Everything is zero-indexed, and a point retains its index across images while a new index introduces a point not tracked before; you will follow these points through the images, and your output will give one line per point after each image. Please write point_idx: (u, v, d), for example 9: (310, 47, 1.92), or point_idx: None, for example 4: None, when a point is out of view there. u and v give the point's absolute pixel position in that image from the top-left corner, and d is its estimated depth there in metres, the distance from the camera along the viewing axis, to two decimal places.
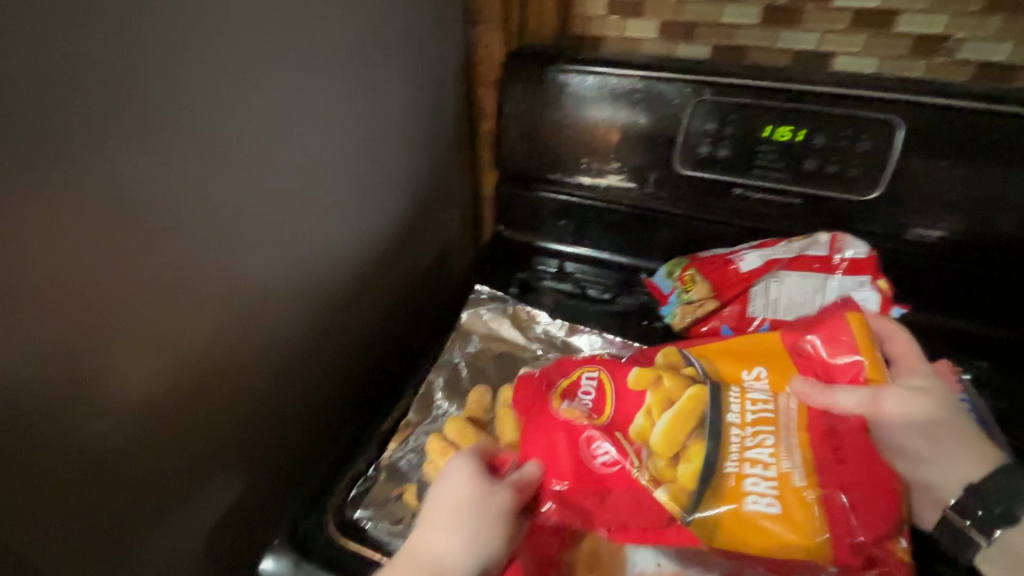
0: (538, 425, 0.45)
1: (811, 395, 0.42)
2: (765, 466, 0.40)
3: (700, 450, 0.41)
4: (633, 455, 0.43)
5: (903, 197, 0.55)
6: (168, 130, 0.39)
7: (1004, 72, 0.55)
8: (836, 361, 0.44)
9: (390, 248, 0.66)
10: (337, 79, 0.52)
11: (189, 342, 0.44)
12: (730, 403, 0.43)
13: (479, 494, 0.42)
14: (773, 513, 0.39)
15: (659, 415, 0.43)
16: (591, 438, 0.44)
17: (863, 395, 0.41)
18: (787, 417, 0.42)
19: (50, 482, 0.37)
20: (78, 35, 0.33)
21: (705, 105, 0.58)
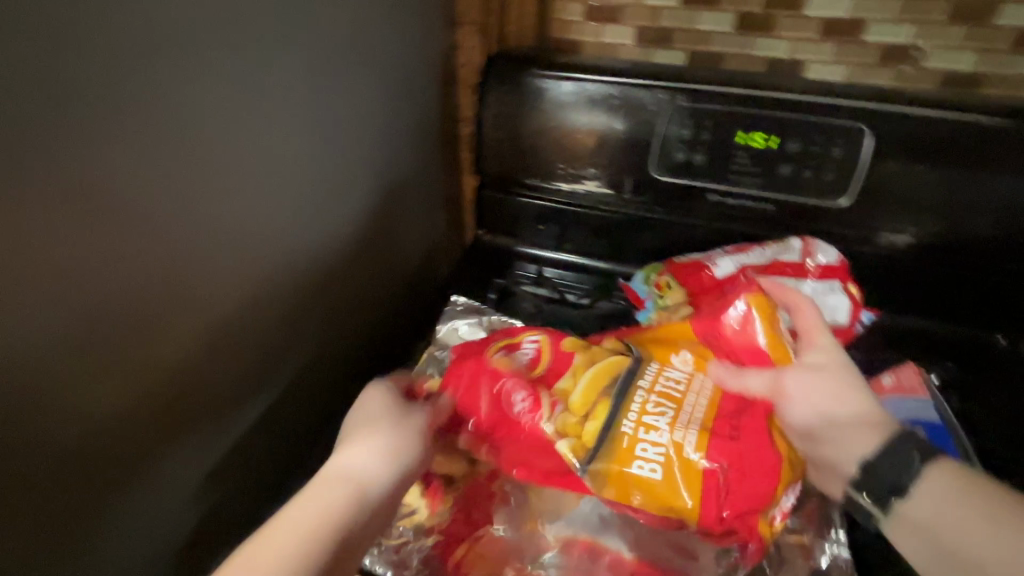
0: (467, 373, 0.48)
1: (725, 379, 0.48)
2: (658, 435, 0.45)
3: (606, 407, 0.46)
4: (545, 408, 0.46)
5: (878, 202, 0.56)
6: (166, 131, 0.39)
7: (967, 80, 0.58)
8: (740, 342, 0.48)
9: (373, 249, 0.66)
10: (324, 83, 0.53)
11: (173, 347, 0.43)
12: (645, 378, 0.47)
13: (399, 412, 0.46)
14: (656, 476, 0.44)
15: (580, 376, 0.48)
16: (508, 388, 0.47)
17: (766, 380, 0.47)
18: (695, 393, 0.47)
19: (54, 481, 0.37)
20: (79, 34, 0.32)
21: (680, 111, 0.59)
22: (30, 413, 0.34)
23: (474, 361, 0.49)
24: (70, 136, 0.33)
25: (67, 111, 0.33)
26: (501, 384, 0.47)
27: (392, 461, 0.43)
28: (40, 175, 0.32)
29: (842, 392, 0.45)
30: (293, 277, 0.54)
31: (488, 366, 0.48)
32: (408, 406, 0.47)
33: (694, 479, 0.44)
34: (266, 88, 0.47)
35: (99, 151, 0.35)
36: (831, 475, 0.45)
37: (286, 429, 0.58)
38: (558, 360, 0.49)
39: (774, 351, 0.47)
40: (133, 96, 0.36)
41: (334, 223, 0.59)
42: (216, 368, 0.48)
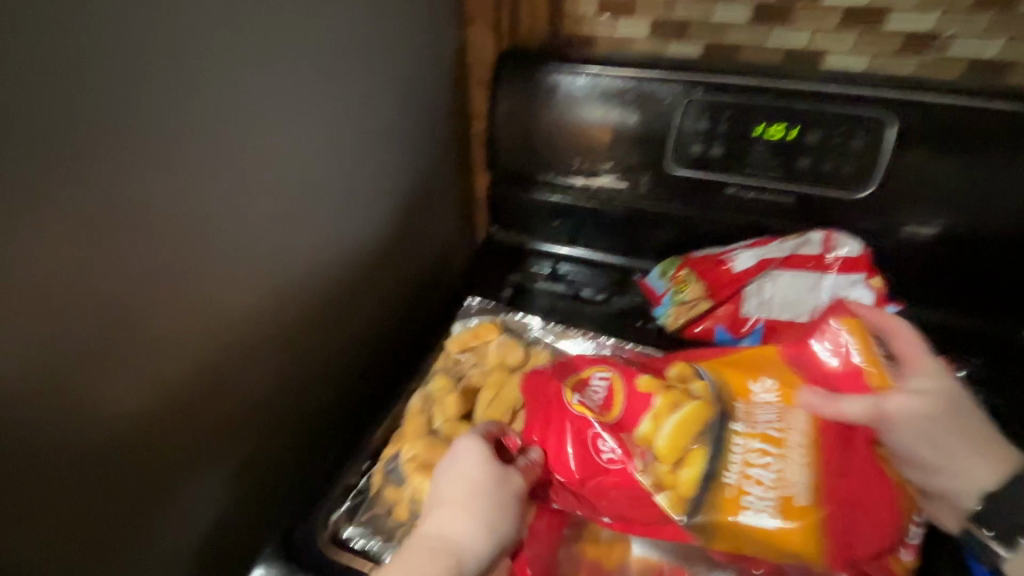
0: (548, 422, 0.47)
1: (821, 407, 0.43)
2: (765, 485, 0.42)
3: (701, 456, 0.43)
4: (637, 456, 0.44)
5: (900, 194, 0.55)
6: (184, 131, 0.39)
7: (993, 69, 0.56)
8: (835, 370, 0.45)
9: (388, 247, 0.66)
10: (338, 80, 0.53)
11: (190, 343, 0.43)
12: (737, 416, 0.45)
13: (497, 476, 0.43)
14: (770, 524, 0.41)
15: (665, 419, 0.44)
16: (597, 436, 0.46)
17: (868, 404, 0.42)
18: (793, 429, 0.44)
19: (73, 472, 0.38)
20: (98, 35, 0.33)
21: (696, 104, 0.59)
22: (45, 406, 0.35)
23: (548, 400, 0.47)
24: (89, 137, 0.34)
25: (86, 112, 0.33)
26: (581, 431, 0.46)
27: (488, 537, 0.41)
28: (58, 175, 0.33)
29: (952, 418, 0.41)
30: (309, 276, 0.54)
31: (560, 406, 0.47)
32: (505, 467, 0.44)
33: (815, 523, 0.40)
34: (282, 87, 0.47)
35: (118, 151, 0.35)
36: (947, 509, 0.41)
37: (304, 426, 0.58)
38: (636, 402, 0.46)
39: (874, 377, 0.43)
40: (152, 97, 0.37)
41: (349, 222, 0.59)
42: (233, 366, 0.48)
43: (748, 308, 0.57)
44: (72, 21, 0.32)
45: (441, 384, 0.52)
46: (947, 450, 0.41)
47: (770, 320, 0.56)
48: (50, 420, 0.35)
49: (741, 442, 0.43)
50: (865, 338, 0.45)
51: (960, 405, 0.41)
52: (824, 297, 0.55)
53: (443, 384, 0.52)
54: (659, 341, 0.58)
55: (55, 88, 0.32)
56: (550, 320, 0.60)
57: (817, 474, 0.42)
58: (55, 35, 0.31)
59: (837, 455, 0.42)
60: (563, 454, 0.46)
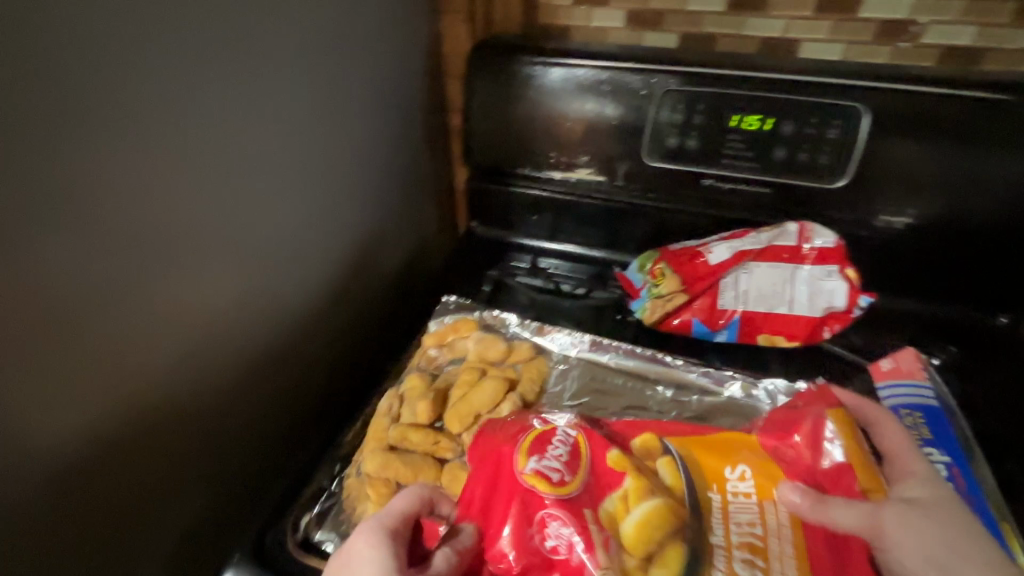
0: (488, 477, 0.41)
1: (804, 510, 0.38)
2: None
3: (678, 554, 0.36)
4: (600, 547, 0.36)
5: (874, 184, 0.55)
6: (144, 130, 0.38)
7: (967, 55, 0.56)
8: (828, 468, 0.40)
9: (364, 244, 0.65)
10: (308, 74, 0.52)
11: (160, 344, 0.43)
12: (712, 522, 0.39)
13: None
14: None
15: (635, 503, 0.37)
16: (544, 519, 0.37)
17: (863, 514, 0.37)
18: (773, 535, 0.38)
19: (40, 482, 0.37)
20: (44, 29, 0.31)
21: (672, 95, 0.58)
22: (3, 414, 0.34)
23: (499, 457, 0.41)
24: (41, 137, 0.33)
25: (36, 111, 0.32)
26: (527, 513, 0.38)
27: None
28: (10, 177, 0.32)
29: (959, 539, 0.36)
30: (281, 276, 0.53)
31: (505, 484, 0.40)
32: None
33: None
34: (248, 83, 0.45)
35: (71, 151, 0.34)
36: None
37: (279, 426, 0.58)
38: (596, 482, 0.39)
39: (868, 478, 0.39)
40: (106, 95, 0.35)
41: (323, 220, 0.58)
42: (206, 370, 0.47)
43: (726, 301, 0.56)
44: (15, 13, 0.30)
45: (416, 385, 0.52)
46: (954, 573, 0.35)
47: (747, 312, 0.55)
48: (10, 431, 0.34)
49: (718, 550, 0.38)
50: (857, 431, 0.41)
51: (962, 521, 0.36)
52: (801, 288, 0.55)
53: (416, 385, 0.52)
54: (636, 335, 0.58)
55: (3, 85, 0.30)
56: (528, 316, 0.59)
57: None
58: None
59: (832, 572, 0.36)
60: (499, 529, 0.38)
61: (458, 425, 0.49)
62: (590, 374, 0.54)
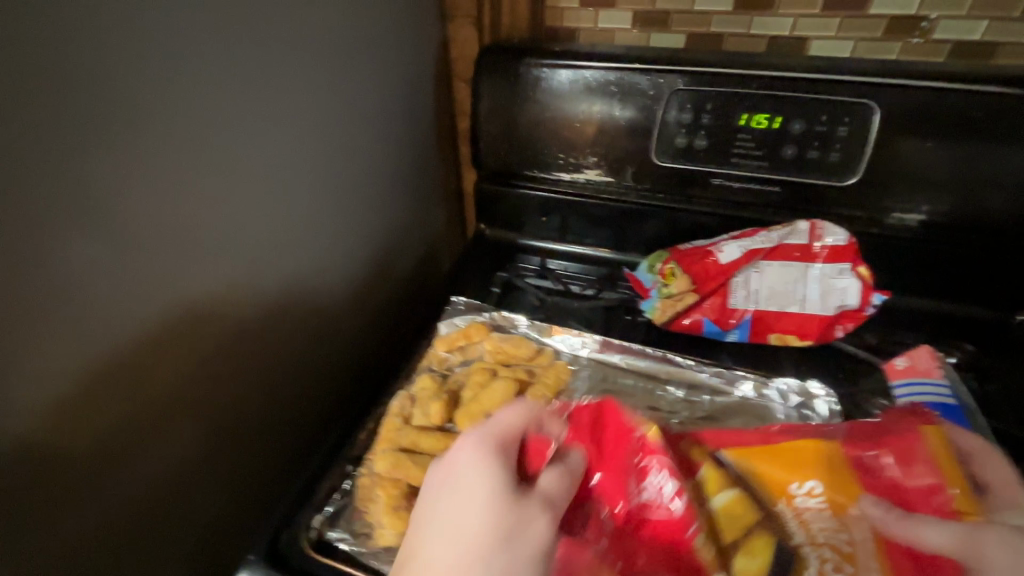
0: (604, 429, 0.41)
1: (888, 524, 0.36)
2: None
3: (767, 543, 0.37)
4: (693, 508, 0.37)
5: (886, 180, 0.54)
6: (159, 135, 0.39)
7: (978, 50, 0.56)
8: (912, 484, 0.38)
9: (375, 247, 0.66)
10: (319, 80, 0.52)
11: (177, 346, 0.43)
12: (787, 526, 0.38)
13: (505, 508, 0.33)
14: None
15: (716, 491, 0.39)
16: (645, 470, 0.39)
17: (950, 531, 0.35)
18: (861, 548, 0.36)
19: (57, 488, 0.37)
20: (64, 37, 0.32)
21: (680, 95, 0.58)
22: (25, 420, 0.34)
23: (603, 414, 0.42)
24: (62, 143, 0.33)
25: (57, 118, 0.33)
26: (632, 466, 0.39)
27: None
28: (33, 184, 0.32)
29: None
30: (293, 279, 0.54)
31: (621, 433, 0.41)
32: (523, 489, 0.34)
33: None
34: (260, 88, 0.46)
35: (91, 157, 0.35)
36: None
37: (292, 428, 0.58)
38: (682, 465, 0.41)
39: (959, 496, 0.37)
40: (124, 101, 0.36)
41: (334, 224, 0.58)
42: (218, 371, 0.48)
43: (737, 301, 0.55)
44: (36, 21, 0.31)
45: (426, 384, 0.52)
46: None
47: (758, 312, 0.55)
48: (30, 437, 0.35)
49: (807, 552, 0.36)
50: (949, 451, 0.40)
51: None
52: (813, 287, 0.54)
53: (427, 386, 0.52)
54: (646, 336, 0.58)
55: (25, 93, 0.31)
56: (537, 317, 0.60)
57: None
58: (21, 38, 0.30)
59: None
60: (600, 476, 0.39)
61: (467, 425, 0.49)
62: (601, 374, 0.54)
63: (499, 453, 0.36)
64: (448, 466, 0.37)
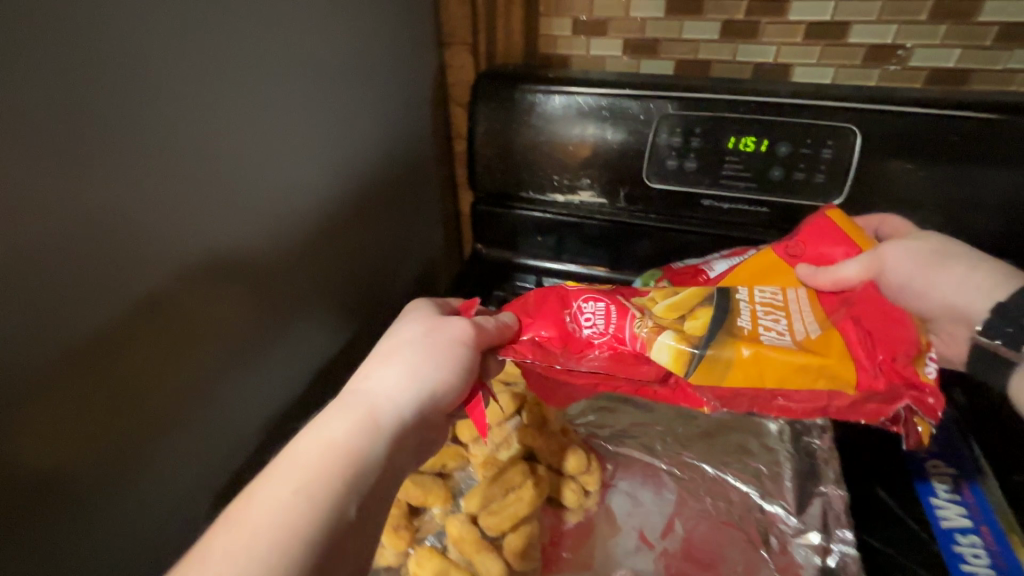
0: (539, 295, 0.49)
1: (817, 277, 0.47)
2: (778, 332, 0.45)
3: (709, 312, 0.46)
4: (636, 315, 0.47)
5: (869, 201, 0.56)
6: (160, 165, 0.39)
7: (955, 77, 0.58)
8: (827, 254, 0.49)
9: (373, 266, 0.68)
10: (317, 107, 0.54)
11: (179, 368, 0.44)
12: (740, 308, 0.46)
13: (434, 327, 0.44)
14: (789, 347, 0.44)
15: (662, 300, 0.48)
16: (579, 308, 0.48)
17: (857, 264, 0.46)
18: (794, 303, 0.47)
19: (39, 522, 0.36)
20: (66, 75, 0.33)
21: (670, 119, 0.60)
22: (14, 457, 0.34)
23: (541, 290, 0.50)
24: (57, 176, 0.33)
25: (56, 151, 0.33)
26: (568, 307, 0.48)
27: (412, 384, 0.40)
28: (26, 220, 0.32)
29: (937, 251, 0.45)
30: (291, 301, 0.55)
31: (558, 297, 0.49)
32: (439, 322, 0.44)
33: (834, 341, 0.44)
34: (257, 115, 0.47)
35: (90, 189, 0.35)
36: (959, 332, 0.42)
37: None
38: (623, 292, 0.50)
39: (860, 242, 0.48)
40: (118, 135, 0.36)
41: (333, 244, 0.60)
42: (212, 391, 0.48)
43: None
44: (31, 59, 0.31)
45: None
46: (940, 270, 0.43)
47: None
48: (17, 472, 0.34)
49: (747, 305, 0.47)
50: (852, 223, 0.50)
51: (938, 240, 0.46)
52: None
53: None
54: None
55: (23, 127, 0.31)
56: None
57: (825, 322, 0.45)
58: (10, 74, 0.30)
59: (844, 312, 0.45)
60: (540, 323, 0.47)
61: (468, 434, 0.50)
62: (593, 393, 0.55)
63: (428, 307, 0.47)
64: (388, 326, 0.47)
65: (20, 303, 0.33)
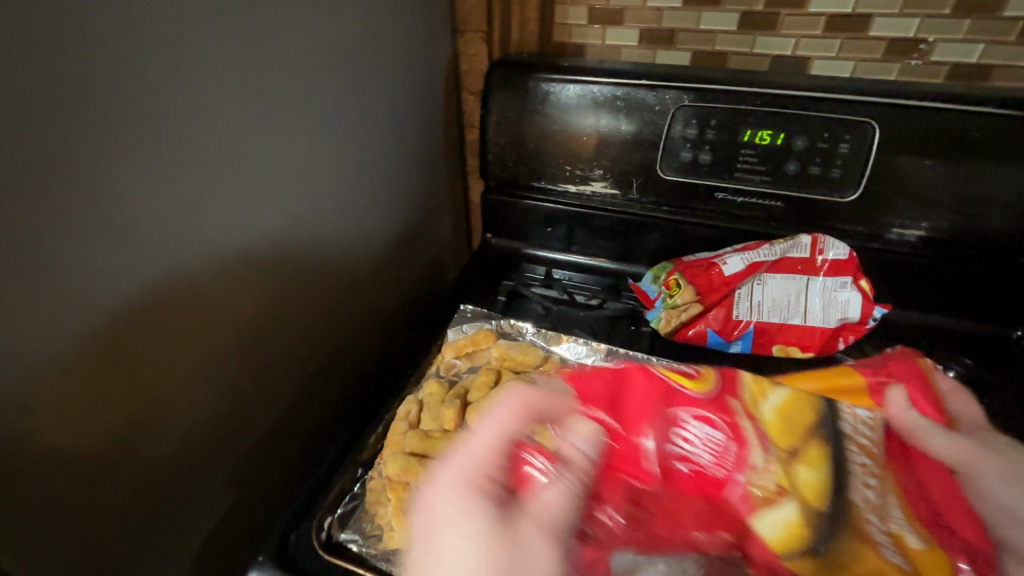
0: (641, 399, 0.43)
1: (895, 421, 0.40)
2: (881, 517, 0.36)
3: (822, 451, 0.39)
4: (755, 446, 0.40)
5: (886, 197, 0.56)
6: (175, 144, 0.39)
7: (977, 73, 0.58)
8: (914, 407, 0.41)
9: (382, 253, 0.68)
10: (331, 91, 0.54)
11: (194, 348, 0.45)
12: (852, 458, 0.39)
13: (497, 540, 0.31)
14: (900, 558, 0.35)
15: (765, 401, 0.42)
16: (683, 426, 0.42)
17: (950, 442, 0.39)
18: (887, 455, 0.39)
19: (54, 492, 0.37)
20: (86, 47, 0.33)
21: (685, 111, 0.59)
22: (25, 428, 0.34)
23: (646, 383, 0.44)
24: (76, 150, 0.33)
25: (73, 120, 0.33)
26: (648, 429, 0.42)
27: None
28: (41, 187, 0.32)
29: None
30: (300, 286, 0.55)
31: (655, 406, 0.43)
32: (521, 526, 0.32)
33: (940, 562, 0.34)
34: (270, 96, 0.47)
35: (103, 163, 0.35)
36: None
37: (295, 429, 0.60)
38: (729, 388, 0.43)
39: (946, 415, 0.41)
40: (132, 104, 0.36)
41: (342, 229, 0.60)
42: (223, 372, 0.48)
43: (740, 311, 0.56)
44: (54, 30, 0.31)
45: (435, 387, 0.53)
46: None
47: (761, 323, 0.55)
48: (34, 441, 0.35)
49: (856, 452, 0.39)
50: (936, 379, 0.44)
51: None
52: (814, 298, 0.55)
53: (436, 390, 0.52)
54: (653, 347, 0.58)
55: (44, 97, 0.31)
56: (542, 326, 0.60)
57: (914, 509, 0.37)
58: (29, 41, 0.30)
59: (918, 488, 0.38)
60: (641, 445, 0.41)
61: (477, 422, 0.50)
62: None
63: (488, 472, 0.35)
64: (431, 489, 0.34)
65: (36, 274, 0.33)
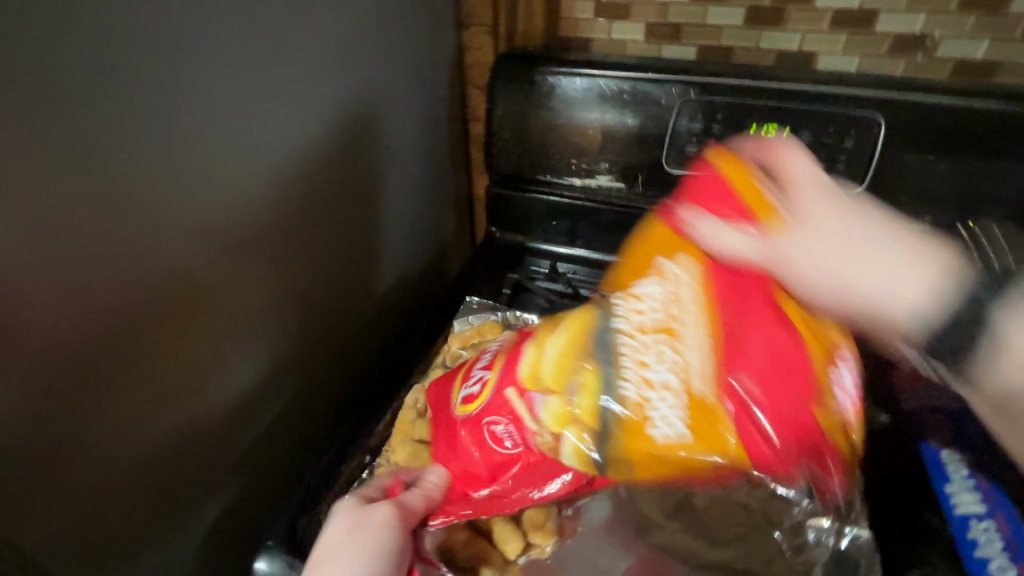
0: (443, 423, 0.47)
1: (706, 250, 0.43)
2: (664, 390, 0.39)
3: (595, 375, 0.40)
4: (527, 416, 0.42)
5: (892, 193, 0.56)
6: (181, 133, 0.40)
7: (982, 69, 0.58)
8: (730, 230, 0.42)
9: (387, 246, 0.68)
10: (336, 82, 0.54)
11: (201, 336, 0.45)
12: (619, 346, 0.41)
13: (354, 522, 0.41)
14: (682, 436, 0.38)
15: (547, 349, 0.43)
16: (486, 419, 0.43)
17: (755, 247, 0.41)
18: (686, 307, 0.41)
19: (64, 476, 0.37)
20: (93, 37, 0.33)
21: (691, 105, 0.60)
22: (35, 413, 0.34)
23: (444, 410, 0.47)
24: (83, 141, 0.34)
25: (81, 111, 0.33)
26: (484, 428, 0.43)
27: None
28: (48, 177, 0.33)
29: (845, 228, 0.40)
30: (305, 276, 0.55)
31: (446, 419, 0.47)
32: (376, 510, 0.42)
33: (710, 411, 0.38)
34: (276, 87, 0.47)
35: (112, 153, 0.35)
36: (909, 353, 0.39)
37: (302, 419, 0.60)
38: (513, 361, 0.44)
39: (761, 214, 0.42)
40: (139, 93, 0.36)
41: (347, 220, 0.60)
42: (229, 361, 0.49)
43: None
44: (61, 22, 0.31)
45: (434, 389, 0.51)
46: (848, 254, 0.39)
47: None
48: (43, 425, 0.35)
49: (626, 336, 0.41)
50: (742, 178, 0.45)
51: (863, 222, 0.41)
52: None
53: None
54: None
55: (52, 88, 0.32)
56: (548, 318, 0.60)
57: (715, 347, 0.39)
58: (36, 34, 0.31)
59: (733, 318, 0.40)
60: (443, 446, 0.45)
61: None
62: None
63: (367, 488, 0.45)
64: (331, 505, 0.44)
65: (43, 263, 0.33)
